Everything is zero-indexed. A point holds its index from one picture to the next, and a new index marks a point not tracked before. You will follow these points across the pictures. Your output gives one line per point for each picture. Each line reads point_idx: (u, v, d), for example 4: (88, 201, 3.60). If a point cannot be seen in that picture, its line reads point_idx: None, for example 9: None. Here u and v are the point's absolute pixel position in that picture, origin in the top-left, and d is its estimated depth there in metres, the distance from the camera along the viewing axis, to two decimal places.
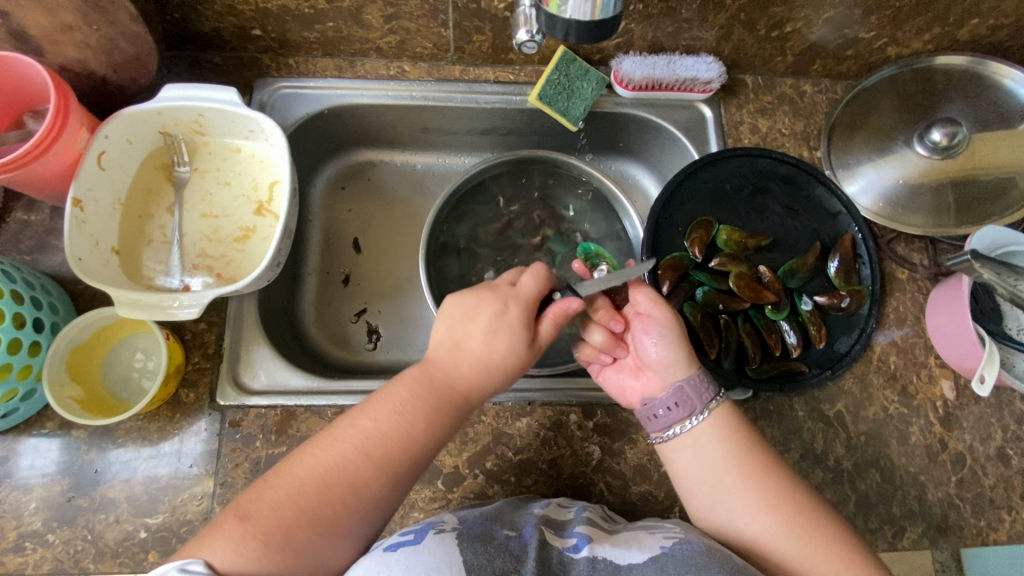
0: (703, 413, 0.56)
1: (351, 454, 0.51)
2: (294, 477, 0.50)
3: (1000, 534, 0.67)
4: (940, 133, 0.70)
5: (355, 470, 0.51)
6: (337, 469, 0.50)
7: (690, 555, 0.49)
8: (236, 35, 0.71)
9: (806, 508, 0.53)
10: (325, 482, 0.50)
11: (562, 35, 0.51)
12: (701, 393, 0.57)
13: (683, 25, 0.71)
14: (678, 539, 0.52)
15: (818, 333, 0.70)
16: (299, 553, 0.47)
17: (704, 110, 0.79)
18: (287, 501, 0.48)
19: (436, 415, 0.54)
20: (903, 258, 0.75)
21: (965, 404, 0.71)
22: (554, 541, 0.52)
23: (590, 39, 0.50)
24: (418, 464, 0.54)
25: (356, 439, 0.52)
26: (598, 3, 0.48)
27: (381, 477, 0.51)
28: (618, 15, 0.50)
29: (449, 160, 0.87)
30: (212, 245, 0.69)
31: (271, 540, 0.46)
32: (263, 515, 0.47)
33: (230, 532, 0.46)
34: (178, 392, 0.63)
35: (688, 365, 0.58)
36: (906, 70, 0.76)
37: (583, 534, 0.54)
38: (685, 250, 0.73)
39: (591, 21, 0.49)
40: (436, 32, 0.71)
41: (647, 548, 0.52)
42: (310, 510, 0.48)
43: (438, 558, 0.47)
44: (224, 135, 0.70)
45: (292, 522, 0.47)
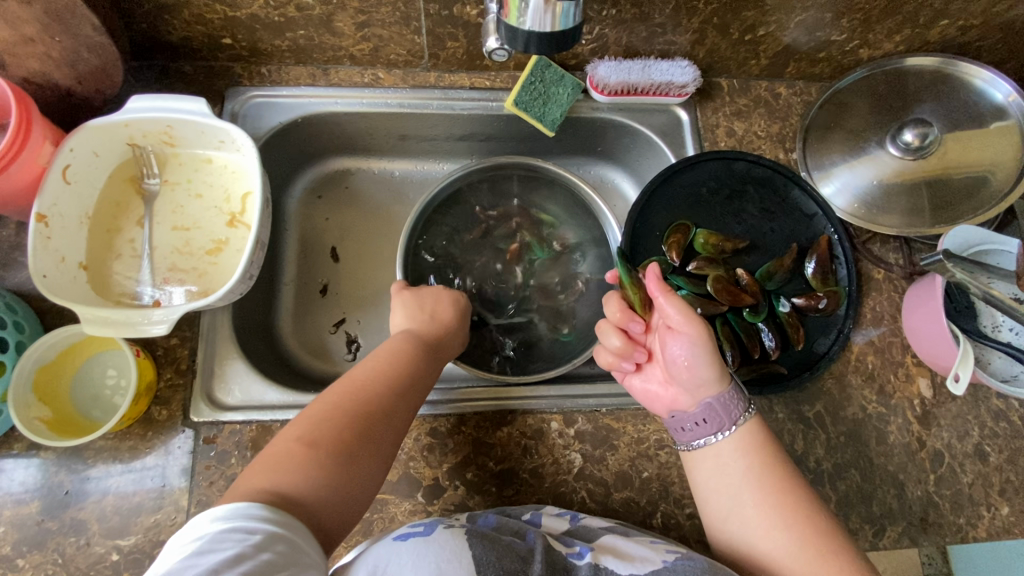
0: (731, 428, 0.57)
1: (368, 380, 0.56)
2: (319, 402, 0.53)
3: (979, 531, 0.68)
4: (912, 134, 0.71)
5: (372, 390, 0.55)
6: (355, 394, 0.54)
7: (693, 570, 0.49)
8: (205, 44, 0.70)
9: (785, 514, 0.53)
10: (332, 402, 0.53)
11: (522, 47, 0.50)
12: (728, 411, 0.57)
13: (657, 29, 0.71)
14: (679, 553, 0.52)
15: (796, 335, 0.70)
16: (328, 469, 0.48)
17: (680, 114, 0.79)
18: (302, 424, 0.51)
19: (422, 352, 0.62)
20: (879, 258, 0.76)
21: (942, 401, 0.72)
22: (557, 547, 0.52)
23: (550, 50, 0.50)
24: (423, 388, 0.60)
25: (372, 368, 0.57)
26: (556, 13, 0.47)
27: (396, 399, 0.56)
28: (578, 26, 0.49)
29: (427, 166, 0.87)
30: (184, 258, 0.68)
31: (303, 453, 0.48)
32: (290, 433, 0.50)
33: (251, 464, 0.49)
34: (150, 410, 0.62)
35: (720, 383, 0.57)
36: (878, 71, 0.77)
37: (585, 542, 0.54)
38: (663, 255, 0.73)
39: (551, 32, 0.48)
40: (409, 39, 0.71)
41: (647, 559, 0.52)
42: (340, 425, 0.51)
43: (448, 552, 0.48)
44: (195, 146, 0.69)
45: (301, 438, 0.50)
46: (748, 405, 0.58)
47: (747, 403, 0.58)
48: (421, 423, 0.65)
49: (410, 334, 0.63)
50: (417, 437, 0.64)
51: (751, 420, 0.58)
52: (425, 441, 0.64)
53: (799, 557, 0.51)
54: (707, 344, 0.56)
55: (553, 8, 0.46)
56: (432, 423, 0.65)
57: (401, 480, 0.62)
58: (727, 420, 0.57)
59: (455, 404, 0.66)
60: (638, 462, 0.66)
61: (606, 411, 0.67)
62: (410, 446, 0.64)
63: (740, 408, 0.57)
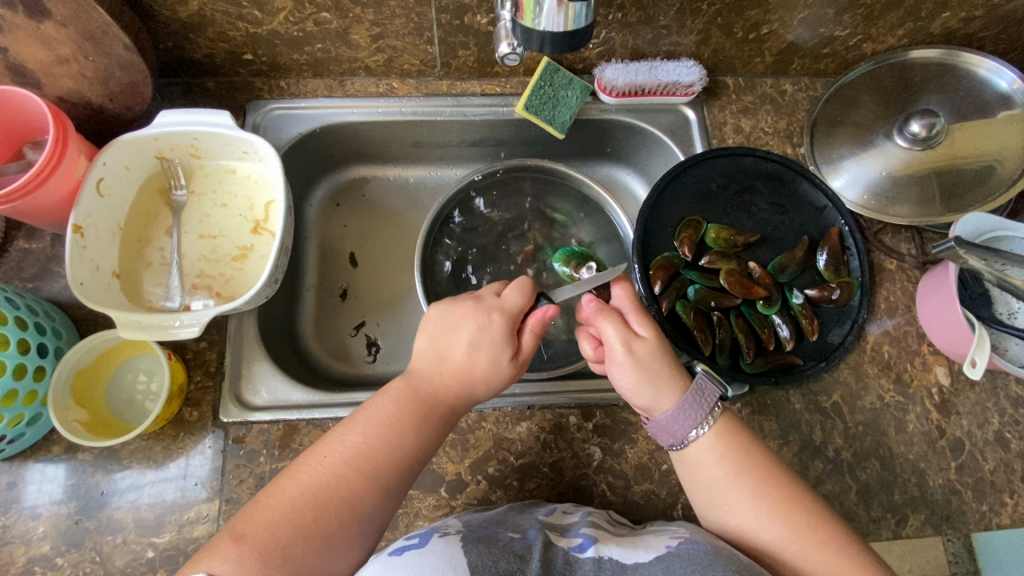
0: (683, 441, 0.57)
1: (341, 467, 0.52)
2: (280, 490, 0.51)
3: (1003, 518, 0.67)
4: (919, 125, 0.72)
5: (347, 486, 0.51)
6: (321, 480, 0.51)
7: (695, 553, 0.50)
8: (228, 60, 0.73)
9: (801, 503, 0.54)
10: (319, 485, 0.51)
11: (537, 46, 0.52)
12: (682, 425, 0.56)
13: (662, 31, 0.73)
14: (685, 539, 0.53)
15: (810, 326, 0.71)
16: (295, 568, 0.47)
17: (688, 113, 0.81)
18: (281, 509, 0.49)
19: (416, 416, 0.56)
20: (891, 249, 0.76)
21: (960, 389, 0.72)
22: (558, 541, 0.53)
23: (564, 48, 0.52)
24: (406, 461, 0.55)
25: (341, 449, 0.53)
26: (570, 13, 0.49)
27: (373, 488, 0.52)
28: (590, 26, 0.51)
29: (440, 172, 0.89)
30: (210, 265, 0.70)
31: (269, 557, 0.46)
32: (256, 528, 0.48)
33: (226, 549, 0.46)
34: (181, 411, 0.64)
35: (661, 402, 0.57)
36: (882, 65, 0.78)
37: (588, 534, 0.55)
38: (676, 250, 0.74)
39: (564, 31, 0.50)
40: (422, 49, 0.73)
41: (653, 547, 0.53)
42: (327, 517, 0.49)
43: (443, 562, 0.49)
44: (219, 158, 0.72)
45: (286, 536, 0.48)
46: (709, 415, 0.57)
47: (709, 407, 0.56)
48: None
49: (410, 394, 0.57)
50: None
51: (712, 426, 0.56)
52: (447, 437, 0.65)
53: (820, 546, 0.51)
54: (638, 374, 0.57)
55: (566, 10, 0.48)
56: None
57: (424, 476, 0.64)
58: (678, 433, 0.57)
59: (474, 400, 0.68)
60: (657, 454, 0.66)
61: (624, 405, 0.68)
62: None
63: (694, 420, 0.56)
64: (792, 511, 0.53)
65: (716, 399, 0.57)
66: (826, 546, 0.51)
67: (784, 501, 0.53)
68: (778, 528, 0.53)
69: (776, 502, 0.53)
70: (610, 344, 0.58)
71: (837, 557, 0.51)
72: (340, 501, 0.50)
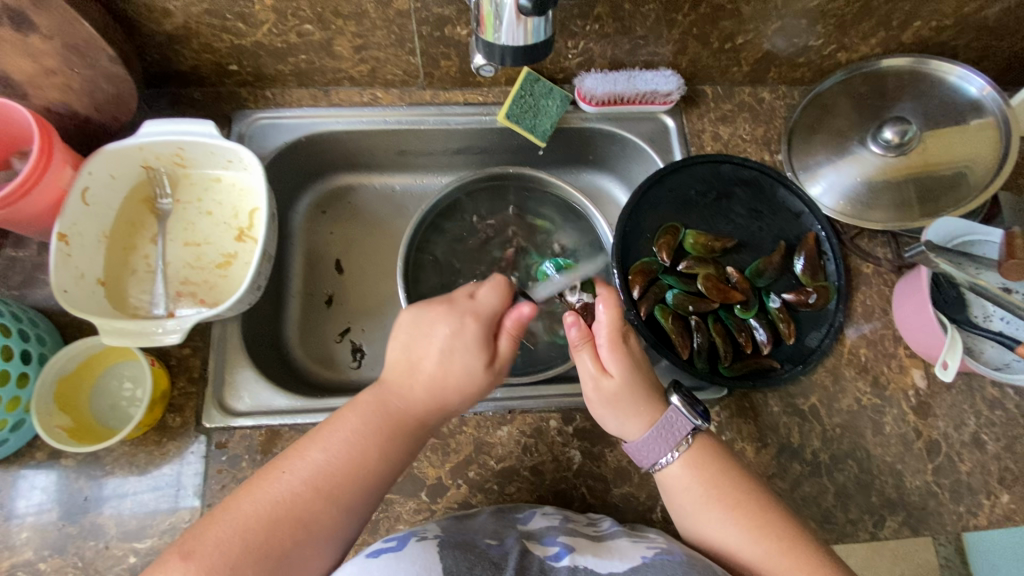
0: (651, 467, 0.59)
1: (297, 487, 0.52)
2: (233, 512, 0.51)
3: (979, 519, 0.68)
4: (892, 132, 0.73)
5: (300, 506, 0.51)
6: (280, 500, 0.51)
7: (670, 564, 0.51)
8: (214, 71, 0.74)
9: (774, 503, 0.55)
10: (272, 507, 0.51)
11: (499, 60, 0.54)
12: (649, 454, 0.58)
13: (640, 41, 0.74)
14: (660, 548, 0.54)
15: (787, 329, 0.72)
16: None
17: (667, 121, 0.82)
18: (231, 531, 0.50)
19: (387, 439, 0.56)
20: (867, 253, 0.77)
21: (937, 392, 0.73)
22: (535, 549, 0.54)
23: (524, 61, 0.53)
24: (371, 484, 0.55)
25: (303, 469, 0.53)
26: (528, 28, 0.50)
27: (334, 508, 0.52)
28: (549, 39, 0.53)
29: (426, 180, 0.90)
30: (196, 273, 0.71)
31: (214, 573, 0.47)
32: (208, 550, 0.49)
33: (175, 571, 0.48)
34: (165, 417, 0.65)
35: (626, 433, 0.60)
36: (856, 73, 0.80)
37: (564, 542, 0.55)
38: (655, 256, 0.75)
39: (524, 45, 0.52)
40: (404, 60, 0.75)
41: (628, 556, 0.53)
42: (282, 534, 0.50)
43: (419, 564, 0.49)
44: (205, 167, 0.73)
45: (235, 556, 0.48)
46: (679, 444, 0.57)
47: (679, 438, 0.57)
48: None
49: (382, 415, 0.57)
50: None
51: (682, 455, 0.57)
52: (428, 441, 0.66)
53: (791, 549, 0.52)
54: (604, 407, 0.59)
55: (524, 25, 0.50)
56: None
57: (406, 480, 0.64)
58: (647, 459, 0.58)
59: None
60: None
61: None
62: None
63: (661, 452, 0.57)
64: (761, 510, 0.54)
65: (687, 430, 0.57)
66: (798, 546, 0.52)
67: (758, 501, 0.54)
68: (750, 529, 0.54)
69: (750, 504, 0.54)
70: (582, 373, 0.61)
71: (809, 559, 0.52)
72: (295, 521, 0.51)
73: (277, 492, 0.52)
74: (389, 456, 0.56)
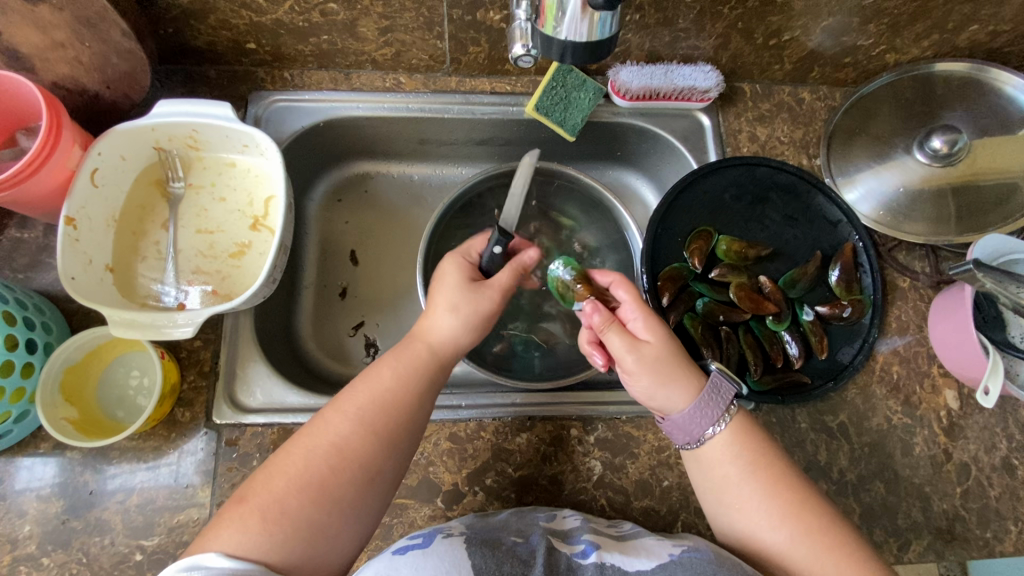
0: (701, 440, 0.55)
1: (342, 426, 0.52)
2: (287, 458, 0.51)
3: (1007, 546, 0.66)
4: (940, 141, 0.70)
5: (350, 447, 0.51)
6: (330, 443, 0.51)
7: (699, 562, 0.49)
8: (230, 49, 0.70)
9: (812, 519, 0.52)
10: (323, 452, 0.51)
11: (558, 55, 0.50)
12: (698, 424, 0.54)
13: (680, 34, 0.70)
14: (687, 547, 0.53)
15: (819, 344, 0.69)
16: (303, 532, 0.47)
17: (702, 119, 0.79)
18: (283, 475, 0.50)
19: (422, 377, 0.57)
20: (905, 267, 0.74)
21: (969, 413, 0.70)
22: (561, 547, 0.52)
23: (586, 58, 0.50)
24: (412, 420, 0.55)
25: (348, 413, 0.53)
26: (593, 21, 0.47)
27: (380, 445, 0.52)
28: (614, 36, 0.49)
29: (446, 170, 0.87)
30: (207, 261, 0.68)
31: (268, 515, 0.47)
32: (262, 494, 0.48)
33: (233, 515, 0.47)
34: (174, 411, 0.63)
35: (673, 405, 0.55)
36: (904, 77, 0.76)
37: (590, 541, 0.53)
38: (685, 261, 0.73)
39: (587, 41, 0.48)
40: (431, 44, 0.71)
41: (655, 555, 0.52)
42: (337, 474, 0.50)
43: (447, 563, 0.47)
44: (219, 150, 0.69)
45: (292, 501, 0.48)
46: (726, 411, 0.55)
47: (727, 403, 0.55)
48: (441, 428, 0.65)
49: (415, 358, 0.58)
50: (437, 442, 0.64)
51: (729, 423, 0.55)
52: (445, 445, 0.64)
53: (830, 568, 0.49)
54: (646, 381, 0.55)
55: (590, 17, 0.46)
56: (452, 427, 0.65)
57: (420, 485, 0.62)
58: (697, 429, 0.54)
59: (474, 408, 0.66)
60: (659, 470, 0.65)
61: (626, 419, 0.67)
62: (430, 451, 0.63)
63: (713, 417, 0.54)
64: (801, 524, 0.51)
65: (731, 396, 0.55)
66: (837, 563, 0.49)
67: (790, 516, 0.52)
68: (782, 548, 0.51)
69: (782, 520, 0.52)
70: (617, 354, 0.56)
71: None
72: (347, 462, 0.51)
73: (327, 435, 0.52)
74: (427, 393, 0.57)
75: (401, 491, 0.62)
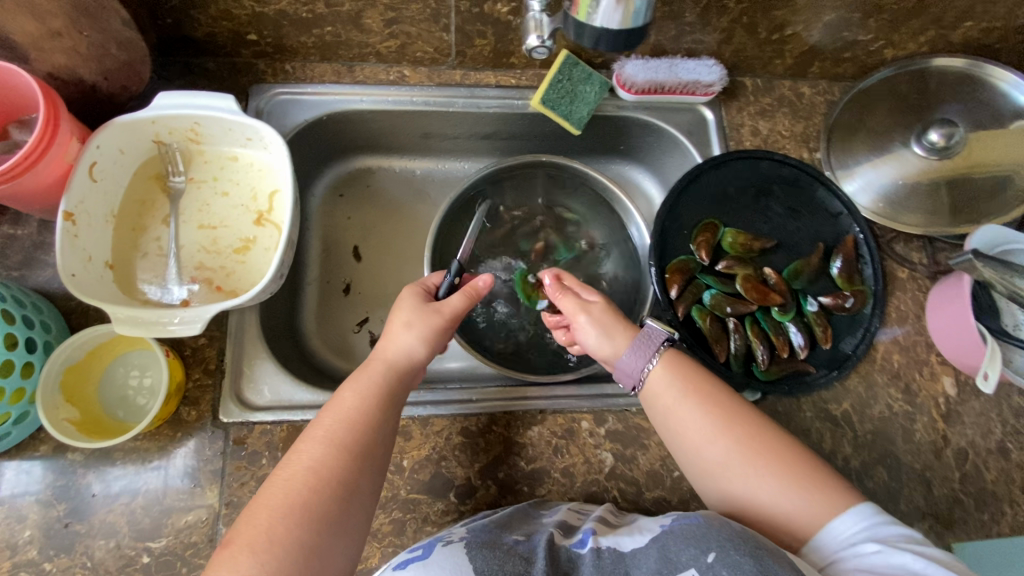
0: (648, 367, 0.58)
1: (313, 451, 0.51)
2: (271, 489, 0.48)
3: (1003, 528, 0.68)
4: (938, 134, 0.71)
5: (325, 466, 0.49)
6: (304, 468, 0.49)
7: (689, 527, 0.48)
8: (230, 39, 0.69)
9: (761, 439, 0.53)
10: (298, 476, 0.49)
11: (590, 43, 0.51)
12: (635, 363, 0.58)
13: (686, 28, 0.71)
14: (677, 516, 0.52)
15: (824, 334, 0.70)
16: (299, 556, 0.45)
17: (706, 113, 0.79)
18: (263, 506, 0.47)
19: (384, 395, 0.57)
20: (903, 258, 0.76)
21: (966, 400, 0.72)
22: (562, 541, 0.52)
23: (618, 47, 0.50)
24: (381, 439, 0.54)
25: (319, 438, 0.52)
26: (627, 10, 0.47)
27: (353, 464, 0.51)
28: (646, 25, 0.50)
29: (449, 164, 0.86)
30: (210, 257, 0.67)
31: (263, 552, 0.44)
32: (247, 532, 0.45)
33: (222, 560, 0.44)
34: (178, 410, 0.61)
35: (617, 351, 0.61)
36: (903, 71, 0.77)
37: (588, 528, 0.54)
38: (693, 253, 0.73)
39: (620, 29, 0.49)
40: (437, 36, 0.70)
41: (649, 530, 0.52)
42: (318, 493, 0.48)
43: (449, 570, 0.48)
44: (220, 143, 0.68)
45: (275, 529, 0.45)
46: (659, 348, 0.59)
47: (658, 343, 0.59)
48: (453, 423, 0.65)
49: (377, 378, 0.58)
50: (448, 437, 0.64)
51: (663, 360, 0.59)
52: (457, 440, 0.64)
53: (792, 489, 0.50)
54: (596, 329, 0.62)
55: (624, 7, 0.47)
56: (464, 422, 0.65)
57: (433, 480, 0.62)
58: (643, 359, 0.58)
59: (485, 403, 0.66)
60: (669, 461, 0.65)
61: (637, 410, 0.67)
62: (442, 446, 0.63)
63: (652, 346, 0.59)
64: (770, 465, 0.51)
65: (662, 339, 0.60)
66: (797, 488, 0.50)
67: (738, 435, 0.53)
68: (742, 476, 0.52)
69: (727, 439, 0.53)
70: (582, 333, 0.63)
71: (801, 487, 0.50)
72: (327, 485, 0.48)
73: (304, 461, 0.50)
74: (390, 412, 0.56)
75: (414, 487, 0.61)
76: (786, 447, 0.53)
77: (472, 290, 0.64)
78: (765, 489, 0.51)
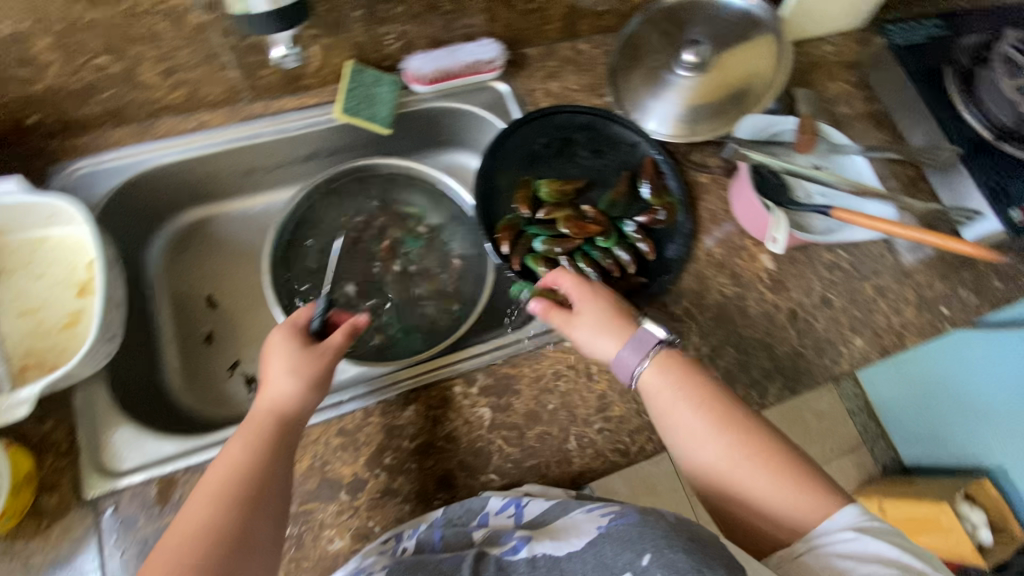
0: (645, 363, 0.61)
1: (194, 513, 0.51)
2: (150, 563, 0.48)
3: (843, 365, 0.76)
4: (689, 55, 0.81)
5: (203, 524, 0.50)
6: (187, 532, 0.49)
7: (624, 529, 0.50)
8: (12, 128, 0.69)
9: (771, 440, 0.57)
10: (177, 543, 0.49)
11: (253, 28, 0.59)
12: (631, 361, 0.61)
13: (449, 16, 0.78)
14: (614, 514, 0.53)
15: (647, 247, 0.78)
16: None
17: (499, 87, 0.86)
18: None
19: (268, 443, 0.56)
20: (701, 164, 0.85)
21: (786, 267, 0.81)
22: (494, 551, 0.56)
23: (280, 24, 0.59)
24: (271, 487, 0.53)
25: (198, 498, 0.52)
26: None
27: (237, 516, 0.50)
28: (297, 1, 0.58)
29: (286, 194, 0.89)
30: (39, 341, 0.66)
31: None
32: None
33: None
34: (38, 501, 0.59)
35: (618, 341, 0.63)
36: (649, 14, 0.87)
37: (522, 535, 0.56)
38: (515, 211, 0.79)
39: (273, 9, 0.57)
40: (220, 75, 0.73)
41: (584, 532, 0.52)
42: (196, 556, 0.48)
43: None
44: (25, 228, 0.67)
45: None
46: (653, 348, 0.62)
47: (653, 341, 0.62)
48: (329, 426, 0.66)
49: (258, 428, 0.57)
50: (328, 441, 0.65)
51: (655, 360, 0.61)
52: (337, 441, 0.65)
53: (774, 481, 0.54)
54: (588, 334, 0.64)
55: None
56: (340, 422, 0.66)
57: (321, 486, 0.63)
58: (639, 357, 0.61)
59: (358, 399, 0.68)
60: (542, 397, 0.70)
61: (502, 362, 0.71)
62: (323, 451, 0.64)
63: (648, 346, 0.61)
64: (755, 463, 0.56)
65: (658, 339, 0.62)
66: (789, 484, 0.54)
67: (745, 444, 0.57)
68: (721, 465, 0.56)
69: (721, 439, 0.57)
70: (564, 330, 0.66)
71: (801, 490, 0.54)
72: (207, 541, 0.49)
73: (181, 526, 0.50)
74: (279, 459, 0.56)
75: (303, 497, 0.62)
76: (792, 455, 0.56)
77: (349, 325, 0.64)
78: (749, 481, 0.55)
